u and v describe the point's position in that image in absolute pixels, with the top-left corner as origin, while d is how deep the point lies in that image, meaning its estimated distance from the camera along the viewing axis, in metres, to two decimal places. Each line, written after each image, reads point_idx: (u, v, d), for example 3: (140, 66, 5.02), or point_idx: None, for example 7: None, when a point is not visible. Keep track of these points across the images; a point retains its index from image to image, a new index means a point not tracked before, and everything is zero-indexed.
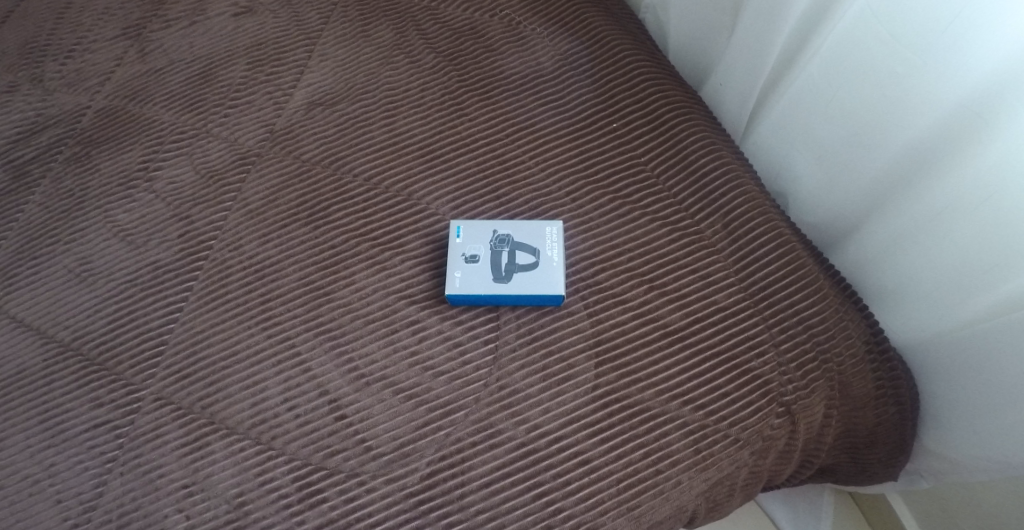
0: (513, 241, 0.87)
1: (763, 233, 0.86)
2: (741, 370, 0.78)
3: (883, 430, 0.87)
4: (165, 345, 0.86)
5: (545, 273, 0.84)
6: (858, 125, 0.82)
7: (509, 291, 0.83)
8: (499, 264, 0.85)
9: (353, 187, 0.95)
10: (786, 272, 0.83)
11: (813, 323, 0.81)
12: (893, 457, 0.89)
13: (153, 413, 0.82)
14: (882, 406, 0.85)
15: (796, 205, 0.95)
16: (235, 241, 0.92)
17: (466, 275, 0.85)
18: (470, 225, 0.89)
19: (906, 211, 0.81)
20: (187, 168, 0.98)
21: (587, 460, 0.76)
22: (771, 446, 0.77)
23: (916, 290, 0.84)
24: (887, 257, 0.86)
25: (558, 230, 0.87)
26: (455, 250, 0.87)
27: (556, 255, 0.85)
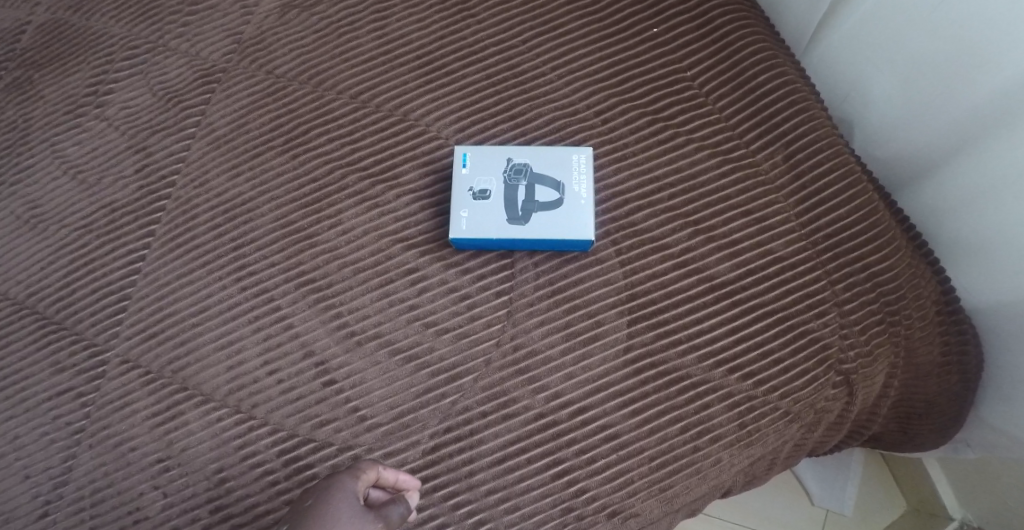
0: (531, 173, 0.73)
1: (829, 170, 0.71)
2: (797, 332, 0.67)
3: (943, 400, 0.76)
4: (129, 302, 0.75)
5: (571, 214, 0.70)
6: (964, 41, 0.66)
7: (527, 235, 0.70)
8: (513, 202, 0.72)
9: (337, 105, 0.81)
10: (856, 218, 0.70)
11: (883, 278, 0.68)
12: (947, 427, 0.79)
13: (120, 379, 0.73)
14: (944, 375, 0.75)
15: (865, 130, 0.79)
16: (201, 176, 0.79)
17: (474, 215, 0.72)
18: (477, 152, 0.74)
19: (1007, 156, 0.66)
20: (142, 90, 0.84)
21: (615, 435, 0.66)
22: (821, 419, 0.67)
23: (1003, 250, 0.70)
24: (974, 205, 0.71)
25: (587, 159, 0.72)
26: (459, 183, 0.73)
27: (584, 190, 0.71)
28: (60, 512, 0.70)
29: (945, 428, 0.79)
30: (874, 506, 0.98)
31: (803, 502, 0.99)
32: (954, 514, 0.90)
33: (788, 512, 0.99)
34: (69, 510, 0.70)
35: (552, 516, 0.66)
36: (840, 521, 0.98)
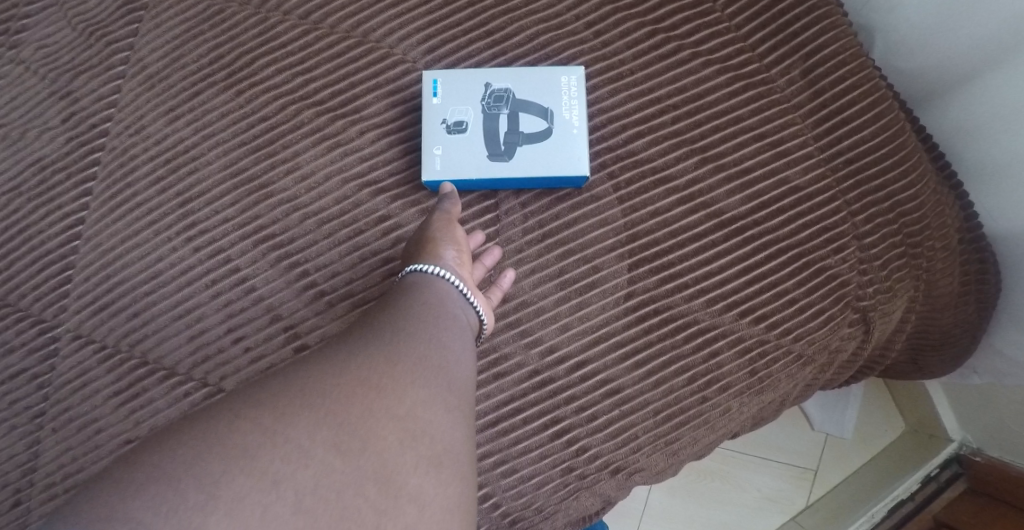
0: (514, 100, 0.64)
1: (854, 87, 0.63)
2: (813, 270, 0.60)
3: (957, 330, 0.72)
4: (74, 272, 0.68)
5: (562, 147, 0.62)
6: None
7: (511, 173, 0.62)
8: (495, 136, 0.64)
9: (285, 28, 0.70)
10: (882, 140, 0.62)
11: (906, 207, 0.61)
12: (959, 355, 0.75)
13: (75, 356, 0.67)
14: (961, 305, 0.70)
15: (897, 34, 0.68)
16: (137, 122, 0.70)
17: (450, 153, 0.63)
18: (450, 77, 0.64)
19: None
20: (59, 22, 0.73)
21: (618, 389, 0.61)
22: (834, 359, 0.62)
23: None
24: (1007, 122, 0.63)
25: (577, 81, 0.63)
26: (431, 115, 0.64)
27: (575, 119, 0.63)
28: (31, 500, 0.66)
29: (956, 358, 0.75)
30: (874, 428, 0.96)
31: (803, 428, 0.96)
32: (953, 436, 0.89)
33: (788, 440, 0.95)
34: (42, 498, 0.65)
35: (552, 477, 0.61)
36: (839, 443, 0.95)
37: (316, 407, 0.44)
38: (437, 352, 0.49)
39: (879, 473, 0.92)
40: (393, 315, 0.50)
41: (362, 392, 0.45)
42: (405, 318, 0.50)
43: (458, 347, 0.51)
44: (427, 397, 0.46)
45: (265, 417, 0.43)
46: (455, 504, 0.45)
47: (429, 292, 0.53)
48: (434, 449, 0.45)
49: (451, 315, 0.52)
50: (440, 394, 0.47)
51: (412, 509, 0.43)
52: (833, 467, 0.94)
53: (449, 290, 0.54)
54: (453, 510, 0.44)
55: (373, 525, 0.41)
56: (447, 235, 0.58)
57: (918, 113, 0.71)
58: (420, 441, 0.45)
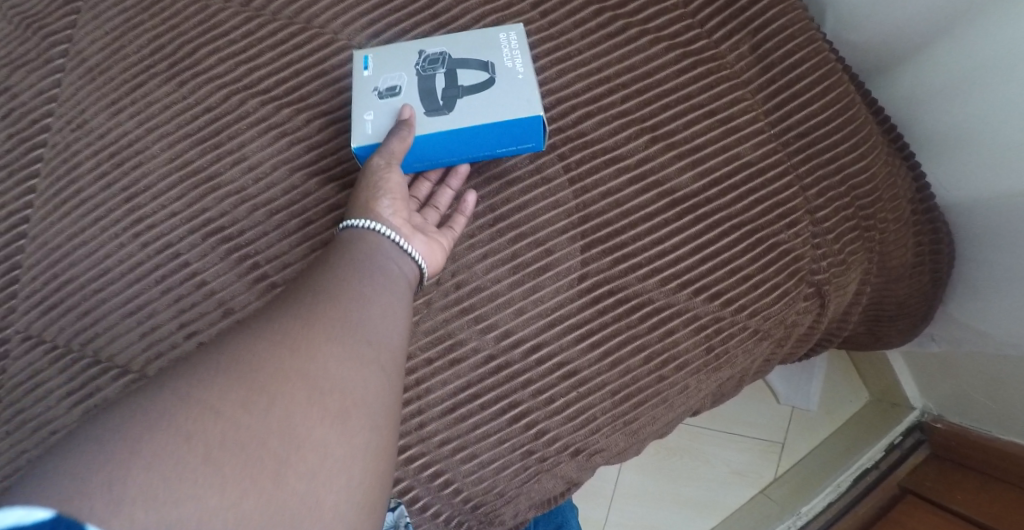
0: (451, 60, 0.61)
1: (804, 61, 0.63)
2: (766, 245, 0.60)
3: (913, 300, 0.72)
4: (21, 272, 0.67)
5: (509, 97, 0.59)
6: None
7: (454, 124, 0.58)
8: (434, 93, 0.60)
9: (226, 17, 0.69)
10: (832, 113, 0.62)
11: (858, 179, 0.62)
12: (916, 324, 0.76)
13: (25, 358, 0.66)
14: (916, 275, 0.70)
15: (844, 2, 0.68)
16: (78, 116, 0.68)
17: (382, 117, 0.60)
18: (377, 53, 0.63)
19: (996, 36, 0.58)
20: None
21: (574, 372, 0.61)
22: (791, 333, 0.62)
23: (983, 142, 0.63)
24: (955, 93, 0.63)
25: (517, 35, 0.62)
26: (359, 87, 0.61)
27: (520, 68, 0.60)
28: None
29: (912, 327, 0.76)
30: (838, 400, 0.98)
31: (769, 401, 0.97)
32: (915, 404, 0.91)
33: (755, 414, 0.97)
34: None
35: (512, 460, 0.61)
36: (804, 416, 0.97)
37: (239, 356, 0.43)
38: (370, 302, 0.48)
39: (843, 443, 0.93)
40: (332, 270, 0.49)
41: (287, 345, 0.43)
42: (343, 275, 0.49)
43: (394, 302, 0.50)
44: (341, 355, 0.44)
45: (195, 369, 0.42)
46: (364, 464, 0.43)
47: (365, 244, 0.52)
48: (341, 408, 0.43)
49: (379, 271, 0.50)
50: (356, 349, 0.45)
51: (315, 466, 0.41)
52: (799, 439, 0.95)
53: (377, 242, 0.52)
54: (369, 441, 0.43)
55: (285, 473, 0.40)
56: (387, 176, 0.56)
57: (869, 85, 0.71)
58: (328, 400, 0.42)
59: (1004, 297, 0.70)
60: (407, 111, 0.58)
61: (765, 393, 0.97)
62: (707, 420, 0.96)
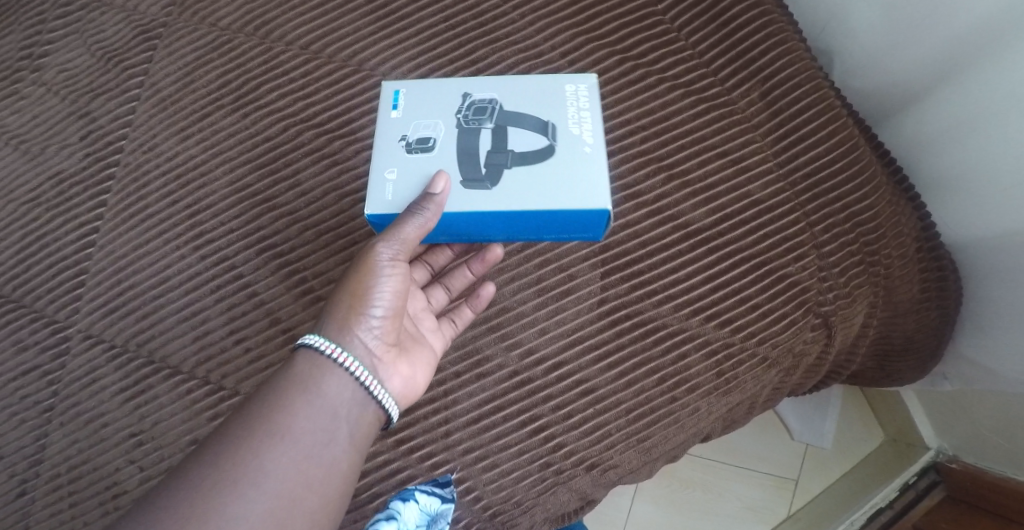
0: (506, 116, 0.64)
1: (814, 112, 0.68)
2: (774, 277, 0.65)
3: (921, 336, 0.75)
4: (88, 276, 0.73)
5: (573, 166, 0.61)
6: None
7: (498, 204, 0.60)
8: (477, 155, 0.62)
9: (286, 58, 0.76)
10: (839, 157, 0.67)
11: (863, 218, 0.66)
12: (926, 361, 0.78)
13: (85, 355, 0.72)
14: (923, 312, 0.73)
15: (853, 54, 0.73)
16: (149, 140, 0.76)
17: (402, 181, 0.62)
18: (409, 92, 0.67)
19: (990, 83, 0.63)
20: (80, 51, 0.79)
21: (592, 389, 0.65)
22: (800, 362, 0.66)
23: (981, 182, 0.68)
24: (954, 137, 0.68)
25: (588, 107, 0.64)
26: (388, 131, 0.65)
27: (588, 137, 0.62)
28: (38, 490, 0.70)
29: (922, 364, 0.78)
30: (852, 439, 0.99)
31: (783, 437, 0.99)
32: (931, 444, 0.93)
33: (768, 450, 0.99)
34: (48, 487, 0.70)
35: (530, 471, 0.65)
36: (819, 454, 0.98)
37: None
38: (287, 472, 0.51)
39: (857, 483, 0.95)
40: (258, 427, 0.52)
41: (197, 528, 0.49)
42: (265, 439, 0.52)
43: (315, 464, 0.53)
44: None
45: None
46: None
47: (298, 399, 0.54)
48: None
49: (303, 433, 0.53)
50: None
51: None
52: (813, 477, 0.97)
53: (327, 368, 0.55)
54: None
55: None
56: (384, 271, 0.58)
57: (876, 130, 0.76)
58: None
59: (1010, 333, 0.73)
60: (438, 187, 0.59)
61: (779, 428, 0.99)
62: (721, 455, 0.99)
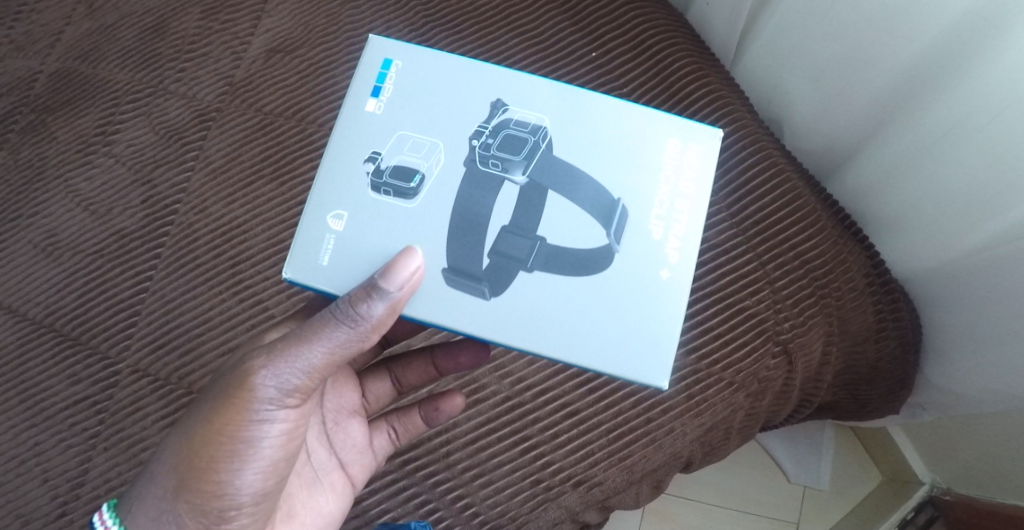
0: (558, 178, 0.57)
1: (764, 169, 0.78)
2: (734, 310, 0.74)
3: (885, 365, 0.81)
4: (138, 317, 0.83)
5: (627, 290, 0.56)
6: (853, 40, 0.70)
7: (506, 335, 0.55)
8: (486, 233, 0.56)
9: (319, 137, 0.88)
10: (788, 207, 0.77)
11: (810, 257, 0.76)
12: (896, 390, 0.83)
13: (131, 387, 0.80)
14: (882, 341, 0.79)
15: (797, 120, 0.82)
16: (201, 204, 0.87)
17: (345, 244, 0.57)
18: (402, 73, 0.60)
19: (907, 134, 0.71)
20: (146, 129, 0.91)
21: (575, 411, 0.73)
22: (767, 387, 0.74)
23: (916, 220, 0.75)
24: (888, 184, 0.76)
25: (689, 200, 0.58)
26: (362, 132, 0.59)
27: (675, 238, 0.57)
28: (77, 511, 0.76)
29: (894, 393, 0.83)
30: (849, 482, 1.05)
31: (781, 481, 1.06)
32: (925, 479, 0.97)
33: (767, 492, 1.05)
34: (87, 507, 0.77)
35: (522, 488, 0.72)
36: (817, 495, 1.05)
37: None
38: None
39: (853, 523, 1.00)
40: None
41: None
42: None
43: None
44: None
45: None
46: None
47: None
48: None
49: None
50: None
51: None
52: (811, 518, 1.04)
53: None
54: None
55: None
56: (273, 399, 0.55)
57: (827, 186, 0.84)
58: None
59: (967, 357, 0.78)
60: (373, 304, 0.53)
61: (775, 470, 1.06)
62: (720, 499, 1.06)
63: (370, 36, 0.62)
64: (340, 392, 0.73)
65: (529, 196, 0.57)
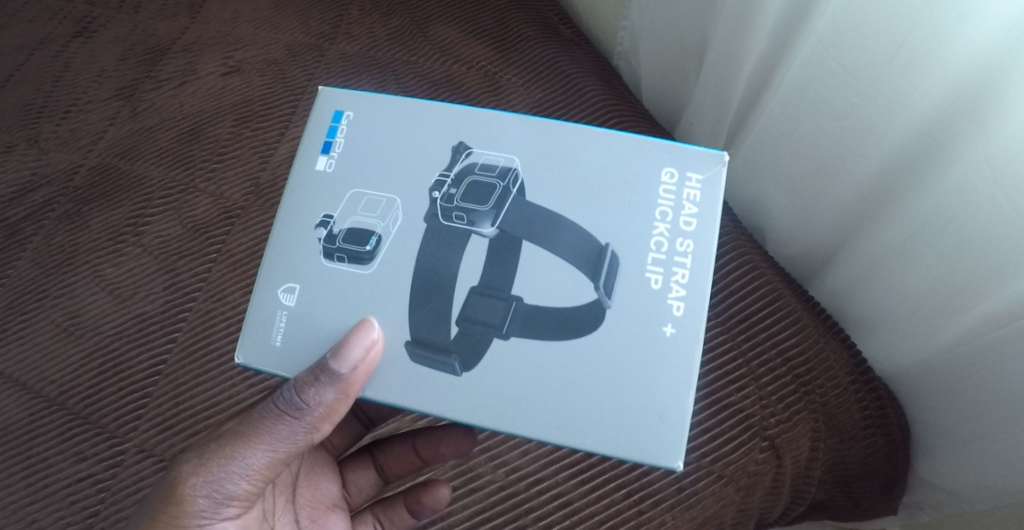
0: (543, 228, 0.59)
1: (746, 272, 0.84)
2: (722, 405, 0.78)
3: (875, 462, 0.83)
4: (149, 398, 0.86)
5: (614, 352, 0.58)
6: (820, 155, 0.78)
7: (493, 417, 0.57)
8: (453, 301, 0.59)
9: None
10: (770, 307, 0.82)
11: (792, 354, 0.80)
12: (888, 487, 0.84)
13: (135, 466, 0.82)
14: (870, 437, 0.81)
15: (777, 227, 0.89)
16: (219, 293, 0.91)
17: (296, 320, 0.61)
18: (352, 124, 0.64)
19: (880, 236, 0.78)
20: (174, 222, 0.97)
21: (568, 502, 0.74)
22: (757, 482, 0.76)
23: (892, 317, 0.80)
24: (864, 283, 0.82)
25: (692, 239, 0.59)
26: (317, 192, 0.63)
27: (678, 286, 0.58)
28: None
29: (886, 491, 0.85)
30: None
31: None
32: None
33: None
34: None
35: None
36: None
37: None
38: None
39: None
40: None
41: None
42: None
43: None
44: None
45: None
46: None
47: None
48: None
49: None
50: None
51: None
52: None
53: None
54: None
55: None
56: (228, 478, 0.59)
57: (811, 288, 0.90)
58: None
59: (958, 449, 0.80)
60: (320, 390, 0.57)
61: None
62: None
63: (321, 88, 0.66)
64: (316, 485, 0.75)
65: (508, 250, 0.59)
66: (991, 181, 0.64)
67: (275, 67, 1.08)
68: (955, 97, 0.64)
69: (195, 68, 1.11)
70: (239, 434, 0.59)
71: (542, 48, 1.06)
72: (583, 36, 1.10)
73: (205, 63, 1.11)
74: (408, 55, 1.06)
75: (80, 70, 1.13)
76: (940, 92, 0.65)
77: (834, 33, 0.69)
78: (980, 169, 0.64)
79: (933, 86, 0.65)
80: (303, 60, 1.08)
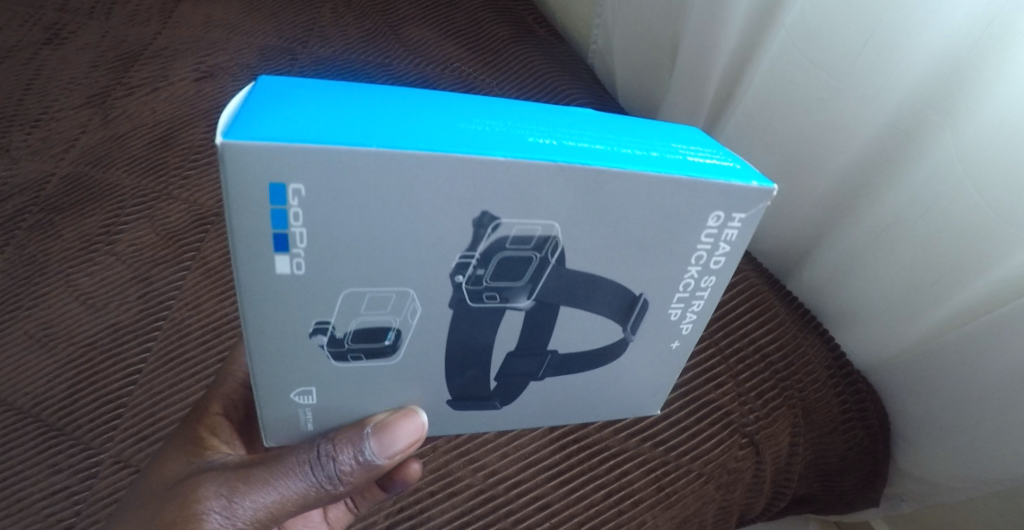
0: (579, 291, 0.55)
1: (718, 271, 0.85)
2: (700, 402, 0.78)
3: (855, 456, 0.82)
4: (125, 409, 0.85)
5: (629, 368, 0.61)
6: (793, 154, 0.79)
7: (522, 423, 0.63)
8: (489, 366, 0.58)
9: None
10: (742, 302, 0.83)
11: (769, 350, 0.80)
12: (870, 481, 0.84)
13: (110, 478, 0.81)
14: (850, 431, 0.81)
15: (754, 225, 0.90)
16: (195, 301, 0.91)
17: (323, 413, 0.56)
18: (304, 202, 0.46)
19: (854, 231, 0.78)
20: (148, 230, 0.96)
21: (547, 504, 0.73)
22: (738, 479, 0.76)
23: (869, 312, 0.80)
24: (839, 280, 0.82)
25: (716, 277, 0.57)
26: (291, 295, 0.50)
27: (692, 319, 0.59)
28: None
29: (867, 484, 0.84)
30: None
31: None
32: None
33: None
34: None
35: None
36: None
37: None
38: None
39: None
40: None
41: None
42: None
43: None
44: None
45: None
46: None
47: None
48: None
49: None
50: None
51: None
52: None
53: None
54: None
55: None
56: (240, 514, 0.57)
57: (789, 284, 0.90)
58: None
59: (937, 441, 0.80)
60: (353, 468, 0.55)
61: None
62: None
63: (225, 147, 0.43)
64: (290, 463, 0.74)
65: (543, 315, 0.56)
66: (961, 172, 0.64)
67: (247, 71, 1.07)
68: (928, 85, 0.64)
69: (167, 74, 1.10)
70: (260, 477, 0.58)
71: (515, 49, 1.06)
72: (559, 36, 1.11)
73: (177, 69, 1.10)
74: (383, 57, 1.05)
75: (50, 78, 1.12)
76: (908, 85, 0.65)
77: (804, 29, 0.70)
78: (950, 159, 0.64)
79: (904, 79, 0.65)
80: (276, 63, 1.07)
